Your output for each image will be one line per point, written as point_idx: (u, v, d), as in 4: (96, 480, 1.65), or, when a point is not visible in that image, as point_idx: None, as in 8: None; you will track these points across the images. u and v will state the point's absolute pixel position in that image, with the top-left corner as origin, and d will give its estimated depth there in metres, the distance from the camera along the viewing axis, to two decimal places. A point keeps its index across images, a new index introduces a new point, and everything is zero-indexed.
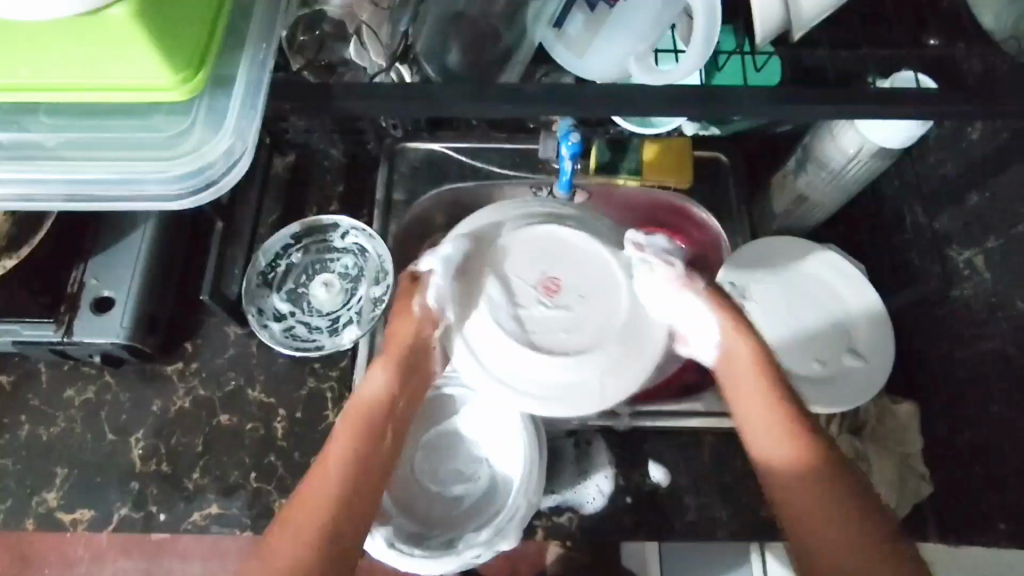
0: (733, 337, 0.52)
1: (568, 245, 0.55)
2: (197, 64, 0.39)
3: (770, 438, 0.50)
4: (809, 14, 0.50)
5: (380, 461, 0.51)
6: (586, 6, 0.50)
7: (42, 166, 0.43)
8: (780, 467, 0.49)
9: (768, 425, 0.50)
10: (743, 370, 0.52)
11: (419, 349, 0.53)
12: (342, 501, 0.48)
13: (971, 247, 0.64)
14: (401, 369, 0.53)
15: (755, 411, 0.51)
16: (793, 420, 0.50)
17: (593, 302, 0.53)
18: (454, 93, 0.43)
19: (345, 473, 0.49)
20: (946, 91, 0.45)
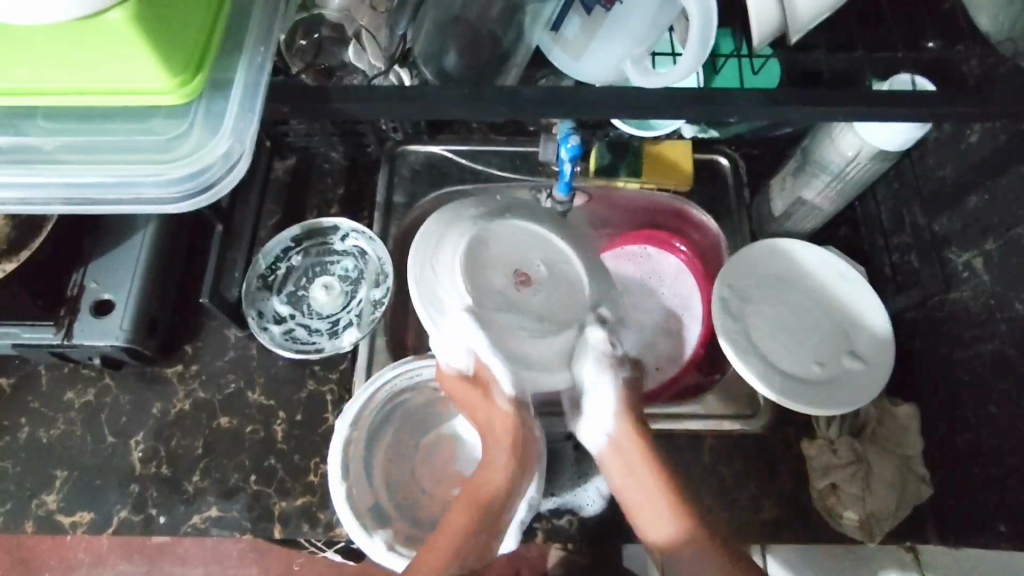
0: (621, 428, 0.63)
1: (522, 239, 0.59)
2: (194, 68, 0.40)
3: (654, 522, 0.61)
4: (806, 18, 0.50)
5: (487, 524, 0.59)
6: (582, 8, 0.49)
7: (41, 170, 0.43)
8: (669, 542, 0.60)
9: (654, 509, 0.61)
10: (632, 461, 0.62)
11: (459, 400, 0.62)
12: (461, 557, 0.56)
13: (971, 249, 0.63)
14: (513, 452, 0.60)
15: (647, 495, 0.61)
16: (675, 499, 0.61)
17: (562, 281, 0.59)
18: (453, 95, 0.43)
19: (464, 534, 0.58)
20: (944, 92, 0.45)
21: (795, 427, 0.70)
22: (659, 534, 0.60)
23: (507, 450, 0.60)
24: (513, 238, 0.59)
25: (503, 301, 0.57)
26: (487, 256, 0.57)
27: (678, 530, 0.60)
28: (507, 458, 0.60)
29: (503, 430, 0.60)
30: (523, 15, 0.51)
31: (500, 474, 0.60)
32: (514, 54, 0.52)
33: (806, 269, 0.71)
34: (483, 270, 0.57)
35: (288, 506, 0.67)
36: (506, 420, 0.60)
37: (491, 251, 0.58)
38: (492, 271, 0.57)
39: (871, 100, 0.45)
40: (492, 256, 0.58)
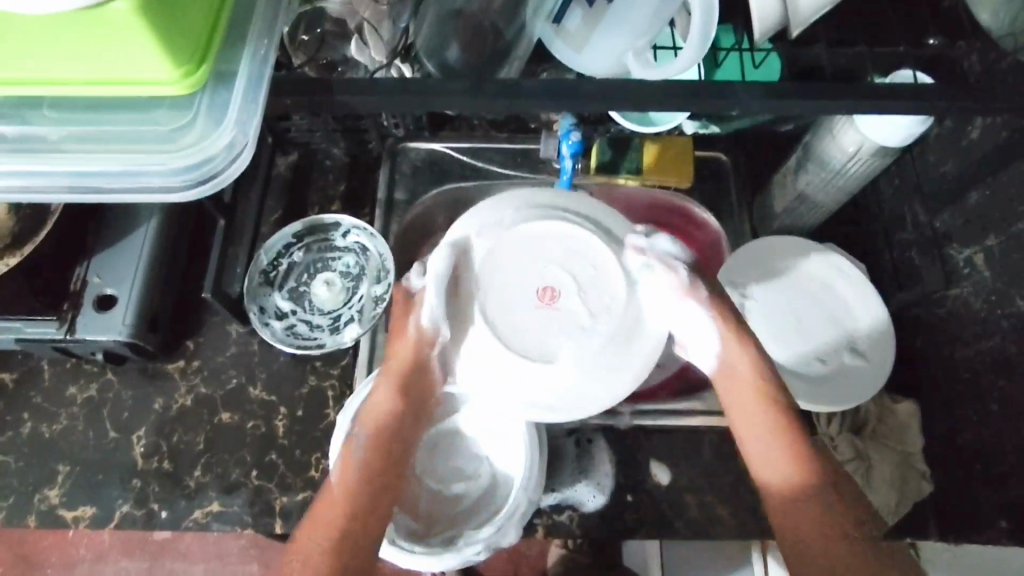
0: (733, 348, 0.52)
1: (566, 242, 0.51)
2: (198, 59, 0.40)
3: (772, 463, 0.49)
4: (807, 12, 0.50)
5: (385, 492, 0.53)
6: (584, 1, 0.50)
7: (48, 159, 0.43)
8: (780, 490, 0.49)
9: (770, 454, 0.50)
10: (745, 396, 0.51)
11: (418, 367, 0.53)
12: (341, 538, 0.49)
13: (971, 245, 0.64)
14: (404, 395, 0.54)
15: (757, 435, 0.50)
16: (793, 438, 0.50)
17: (598, 300, 0.50)
18: (454, 88, 0.43)
19: (355, 491, 0.52)
20: (945, 87, 0.45)
21: (795, 424, 0.70)
22: (767, 475, 0.50)
23: (399, 395, 0.55)
24: (523, 246, 0.51)
25: (516, 315, 0.50)
26: (497, 280, 0.50)
27: (798, 477, 0.48)
28: (396, 395, 0.55)
29: (400, 361, 0.54)
30: (524, 8, 0.51)
31: (389, 407, 0.55)
32: (515, 48, 0.53)
33: (808, 263, 0.71)
34: (513, 265, 0.50)
35: (289, 501, 0.67)
36: (406, 351, 0.53)
37: (505, 272, 0.50)
38: (512, 295, 0.50)
39: (872, 95, 0.45)
40: (507, 279, 0.50)
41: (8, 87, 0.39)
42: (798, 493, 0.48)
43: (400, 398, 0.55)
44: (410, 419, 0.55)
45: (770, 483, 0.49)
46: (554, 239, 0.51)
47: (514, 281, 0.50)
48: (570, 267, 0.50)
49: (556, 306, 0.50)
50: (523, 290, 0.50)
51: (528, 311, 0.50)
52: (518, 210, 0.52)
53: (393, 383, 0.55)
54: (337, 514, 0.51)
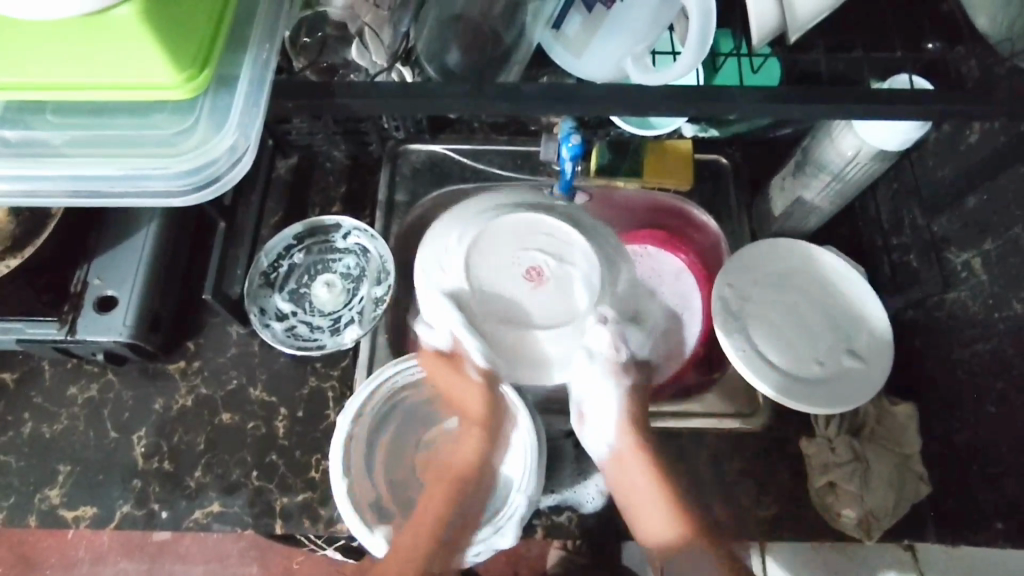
0: (629, 457, 0.65)
1: (543, 229, 0.63)
2: (201, 63, 0.40)
3: (654, 521, 0.63)
4: (805, 17, 0.50)
5: (473, 501, 0.65)
6: (583, 7, 0.50)
7: (49, 163, 0.44)
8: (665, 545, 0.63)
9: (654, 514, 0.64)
10: (636, 481, 0.65)
11: (498, 410, 0.65)
12: (443, 526, 0.62)
13: (968, 249, 0.64)
14: (484, 434, 0.65)
15: (648, 504, 0.64)
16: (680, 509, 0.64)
17: (574, 275, 0.62)
18: (455, 92, 0.43)
19: (437, 520, 0.63)
20: (941, 92, 0.45)
21: (793, 426, 0.70)
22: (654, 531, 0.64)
23: (478, 437, 0.65)
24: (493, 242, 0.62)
25: (507, 295, 0.61)
26: (483, 277, 0.61)
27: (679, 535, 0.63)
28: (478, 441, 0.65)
29: (474, 409, 0.65)
30: (524, 14, 0.52)
31: (473, 455, 0.65)
32: (515, 52, 0.53)
33: (807, 267, 0.72)
34: (501, 254, 0.62)
35: (288, 502, 0.67)
36: (476, 399, 0.64)
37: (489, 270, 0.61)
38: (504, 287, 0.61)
39: (870, 98, 0.45)
40: (491, 272, 0.61)
41: (11, 93, 0.39)
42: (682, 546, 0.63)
43: (483, 441, 0.65)
44: (488, 457, 0.66)
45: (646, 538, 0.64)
46: (524, 228, 0.62)
47: (498, 277, 0.61)
48: (543, 249, 0.62)
49: (544, 281, 0.61)
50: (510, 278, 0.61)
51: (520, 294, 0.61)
52: (495, 210, 0.64)
53: (475, 433, 0.65)
54: (434, 517, 0.63)
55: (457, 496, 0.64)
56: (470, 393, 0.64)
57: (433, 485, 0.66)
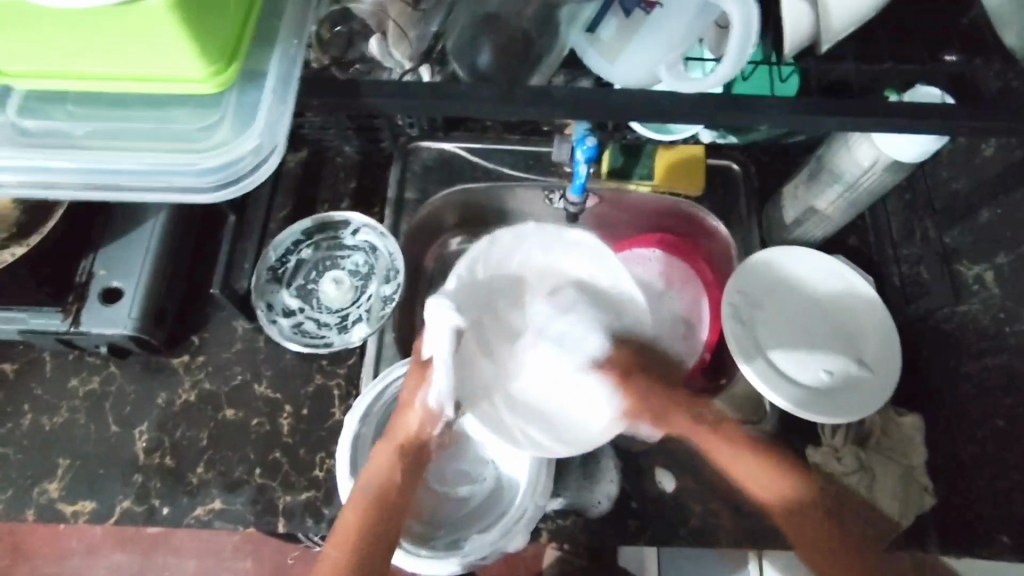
0: (716, 440, 0.60)
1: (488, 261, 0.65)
2: (228, 58, 0.40)
3: (767, 483, 0.57)
4: (842, 24, 0.51)
5: (395, 520, 0.56)
6: (619, 11, 0.49)
7: (66, 155, 0.43)
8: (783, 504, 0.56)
9: (757, 477, 0.57)
10: (706, 432, 0.60)
11: (420, 440, 0.59)
12: (372, 533, 0.55)
13: (981, 262, 0.64)
14: (404, 462, 0.58)
15: (742, 458, 0.58)
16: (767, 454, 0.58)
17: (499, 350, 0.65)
18: (480, 93, 0.43)
19: (360, 528, 0.55)
20: (968, 107, 0.45)
21: (798, 434, 0.70)
22: (769, 495, 0.57)
23: (398, 464, 0.58)
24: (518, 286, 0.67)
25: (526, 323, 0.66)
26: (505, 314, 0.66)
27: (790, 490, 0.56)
28: (396, 461, 0.58)
29: (406, 437, 0.58)
30: (558, 19, 0.50)
31: (391, 473, 0.58)
32: (547, 54, 0.51)
33: (814, 274, 0.72)
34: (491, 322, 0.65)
35: (292, 500, 0.67)
36: (412, 424, 0.59)
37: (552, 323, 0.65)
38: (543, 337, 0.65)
39: (899, 110, 0.45)
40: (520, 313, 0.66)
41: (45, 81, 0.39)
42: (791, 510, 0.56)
43: (403, 469, 0.58)
44: (406, 480, 0.59)
45: (767, 497, 0.57)
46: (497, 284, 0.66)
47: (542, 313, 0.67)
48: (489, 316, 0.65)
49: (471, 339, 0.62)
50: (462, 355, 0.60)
51: (488, 365, 0.63)
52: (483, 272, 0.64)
53: (393, 454, 0.58)
54: (361, 536, 0.55)
55: (377, 508, 0.56)
56: (411, 415, 0.58)
57: (355, 500, 0.57)
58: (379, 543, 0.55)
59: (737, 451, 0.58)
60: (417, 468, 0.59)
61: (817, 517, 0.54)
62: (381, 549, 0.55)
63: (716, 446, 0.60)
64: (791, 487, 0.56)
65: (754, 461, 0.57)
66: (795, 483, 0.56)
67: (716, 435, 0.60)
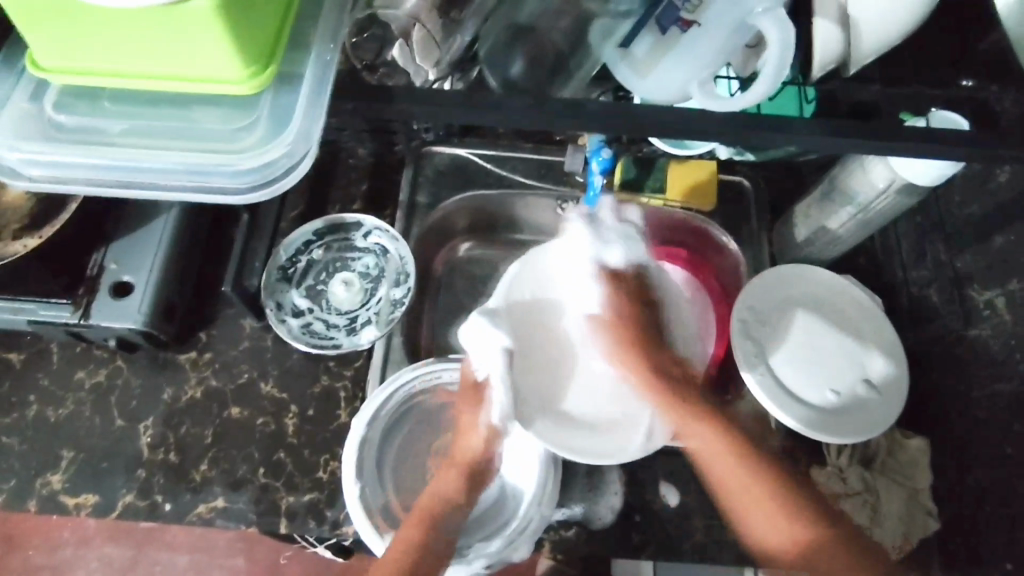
0: (700, 434, 0.59)
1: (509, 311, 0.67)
2: (266, 60, 0.40)
3: (769, 527, 0.55)
4: (873, 49, 0.51)
5: (450, 535, 0.60)
6: (656, 28, 0.48)
7: (100, 152, 0.43)
8: (782, 552, 0.54)
9: (773, 520, 0.55)
10: (717, 455, 0.58)
11: (484, 462, 0.62)
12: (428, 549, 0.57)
13: (993, 288, 0.64)
14: (469, 482, 0.61)
15: (758, 510, 0.55)
16: (778, 500, 0.55)
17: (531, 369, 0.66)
18: (509, 104, 0.43)
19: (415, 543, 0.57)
20: (993, 134, 0.45)
21: (804, 451, 0.70)
22: (776, 543, 0.55)
23: (462, 485, 0.61)
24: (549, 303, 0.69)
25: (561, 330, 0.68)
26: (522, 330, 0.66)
27: (783, 525, 0.54)
28: (460, 483, 0.61)
29: (472, 456, 0.61)
30: (591, 35, 0.51)
31: (454, 493, 0.61)
32: (579, 67, 0.53)
33: (830, 296, 0.72)
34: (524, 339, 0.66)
35: (295, 501, 0.66)
36: (475, 445, 0.61)
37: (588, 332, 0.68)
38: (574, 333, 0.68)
39: (918, 135, 0.45)
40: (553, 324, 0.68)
41: (85, 78, 0.39)
42: (802, 557, 0.53)
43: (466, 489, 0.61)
44: (466, 501, 0.61)
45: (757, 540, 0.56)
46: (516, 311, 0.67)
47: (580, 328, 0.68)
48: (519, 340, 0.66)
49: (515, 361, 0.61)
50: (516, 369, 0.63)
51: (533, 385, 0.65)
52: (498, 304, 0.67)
53: (458, 475, 0.61)
54: (412, 547, 0.57)
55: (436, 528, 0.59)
56: (476, 436, 0.61)
57: (411, 519, 0.59)
58: (433, 560, 0.57)
59: (739, 478, 0.57)
60: (479, 491, 0.62)
61: (827, 564, 0.52)
62: (433, 562, 0.57)
63: (700, 436, 0.59)
64: (807, 532, 0.54)
65: (764, 500, 0.55)
66: (803, 521, 0.54)
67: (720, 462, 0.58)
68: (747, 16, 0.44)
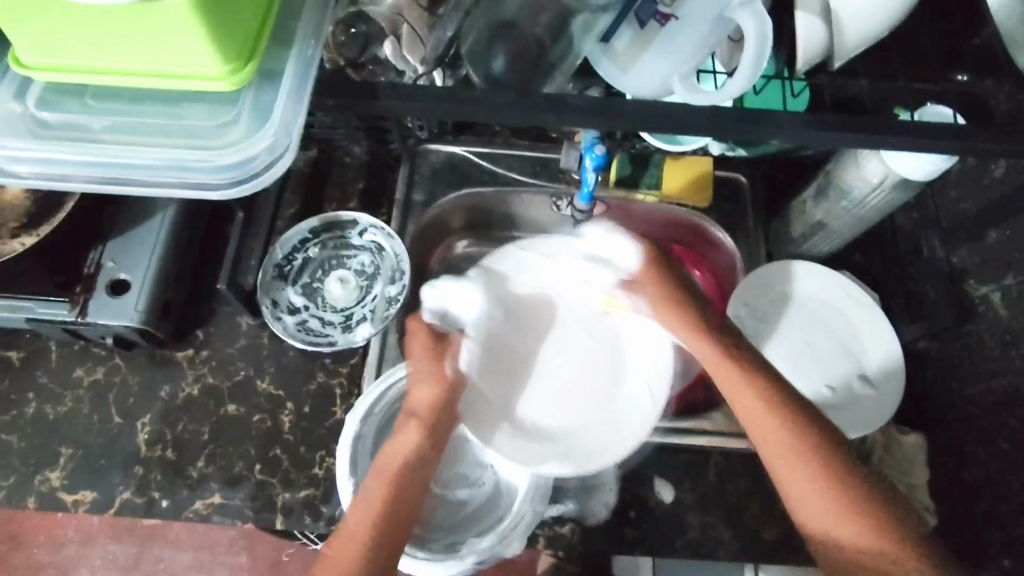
0: (746, 394, 0.52)
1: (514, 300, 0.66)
2: (246, 57, 0.40)
3: (826, 516, 0.49)
4: (856, 42, 0.52)
5: (417, 499, 0.54)
6: (636, 22, 0.48)
7: (84, 148, 0.43)
8: (831, 535, 0.49)
9: (808, 488, 0.49)
10: (752, 408, 0.52)
11: (447, 409, 0.57)
12: (388, 518, 0.51)
13: (989, 283, 0.64)
14: (431, 435, 0.56)
15: (802, 482, 0.50)
16: (836, 476, 0.49)
17: (507, 362, 0.64)
18: (493, 101, 0.43)
19: (376, 512, 0.51)
20: (982, 129, 0.45)
21: None
22: (826, 526, 0.49)
23: (424, 439, 0.55)
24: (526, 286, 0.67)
25: (552, 335, 0.65)
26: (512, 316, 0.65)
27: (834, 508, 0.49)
28: (420, 437, 0.55)
29: (432, 405, 0.56)
30: (573, 27, 0.49)
31: (414, 452, 0.54)
32: (563, 62, 0.51)
33: (829, 289, 0.71)
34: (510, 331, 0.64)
35: (291, 497, 0.67)
36: (435, 395, 0.57)
37: (571, 336, 0.65)
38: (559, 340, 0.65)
39: (907, 130, 0.45)
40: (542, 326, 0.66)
41: (66, 75, 0.40)
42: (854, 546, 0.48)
43: (428, 441, 0.55)
44: (431, 456, 0.56)
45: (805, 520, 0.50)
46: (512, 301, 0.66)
47: (560, 324, 0.66)
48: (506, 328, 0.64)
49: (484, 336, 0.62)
50: (493, 353, 0.63)
51: (502, 380, 0.63)
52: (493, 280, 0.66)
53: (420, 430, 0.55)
54: (378, 517, 0.51)
55: (399, 490, 0.53)
56: (427, 386, 0.57)
57: (373, 485, 0.53)
58: (401, 528, 0.52)
59: (785, 433, 0.50)
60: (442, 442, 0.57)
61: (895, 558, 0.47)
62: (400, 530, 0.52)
63: (740, 395, 0.53)
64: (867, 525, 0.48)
65: (823, 487, 0.49)
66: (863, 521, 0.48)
67: (784, 442, 0.50)
68: (724, 9, 0.44)
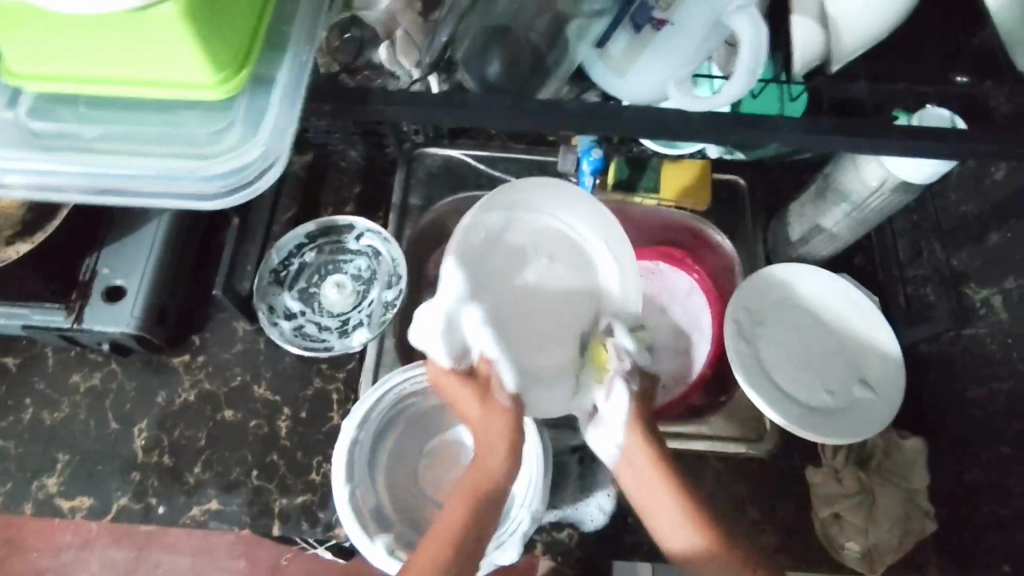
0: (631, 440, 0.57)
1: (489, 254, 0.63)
2: (238, 64, 0.39)
3: (677, 533, 0.54)
4: (854, 46, 0.52)
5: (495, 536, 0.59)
6: (631, 27, 0.48)
7: (76, 158, 0.43)
8: (684, 556, 0.54)
9: (670, 521, 0.55)
10: (645, 472, 0.57)
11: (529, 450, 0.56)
12: (472, 556, 0.57)
13: (989, 287, 0.63)
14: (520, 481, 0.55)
15: (663, 503, 0.56)
16: (692, 507, 0.55)
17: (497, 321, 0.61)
18: (486, 106, 0.42)
19: None
20: (982, 131, 0.44)
21: (796, 453, 0.70)
22: (678, 546, 0.54)
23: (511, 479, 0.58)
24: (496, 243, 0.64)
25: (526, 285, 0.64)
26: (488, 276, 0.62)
27: (704, 542, 0.53)
28: (509, 475, 0.57)
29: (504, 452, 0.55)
30: (568, 33, 0.50)
31: (502, 493, 0.58)
32: (558, 68, 0.51)
33: (825, 295, 0.71)
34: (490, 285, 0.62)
35: (288, 503, 0.67)
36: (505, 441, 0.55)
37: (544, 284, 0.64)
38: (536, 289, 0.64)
39: (906, 134, 0.44)
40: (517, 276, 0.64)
41: (55, 84, 0.39)
42: (704, 563, 0.53)
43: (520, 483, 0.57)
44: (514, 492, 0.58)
45: (674, 552, 0.54)
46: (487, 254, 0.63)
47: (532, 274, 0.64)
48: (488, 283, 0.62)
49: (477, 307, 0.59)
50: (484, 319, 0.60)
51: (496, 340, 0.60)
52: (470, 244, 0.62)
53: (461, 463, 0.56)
54: None
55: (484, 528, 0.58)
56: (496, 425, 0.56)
57: None
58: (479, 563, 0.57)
59: (672, 492, 0.56)
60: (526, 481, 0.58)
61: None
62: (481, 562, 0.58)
63: (630, 451, 0.57)
64: (708, 543, 0.53)
65: (682, 515, 0.55)
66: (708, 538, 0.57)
67: (658, 493, 0.56)
68: (720, 15, 0.44)
